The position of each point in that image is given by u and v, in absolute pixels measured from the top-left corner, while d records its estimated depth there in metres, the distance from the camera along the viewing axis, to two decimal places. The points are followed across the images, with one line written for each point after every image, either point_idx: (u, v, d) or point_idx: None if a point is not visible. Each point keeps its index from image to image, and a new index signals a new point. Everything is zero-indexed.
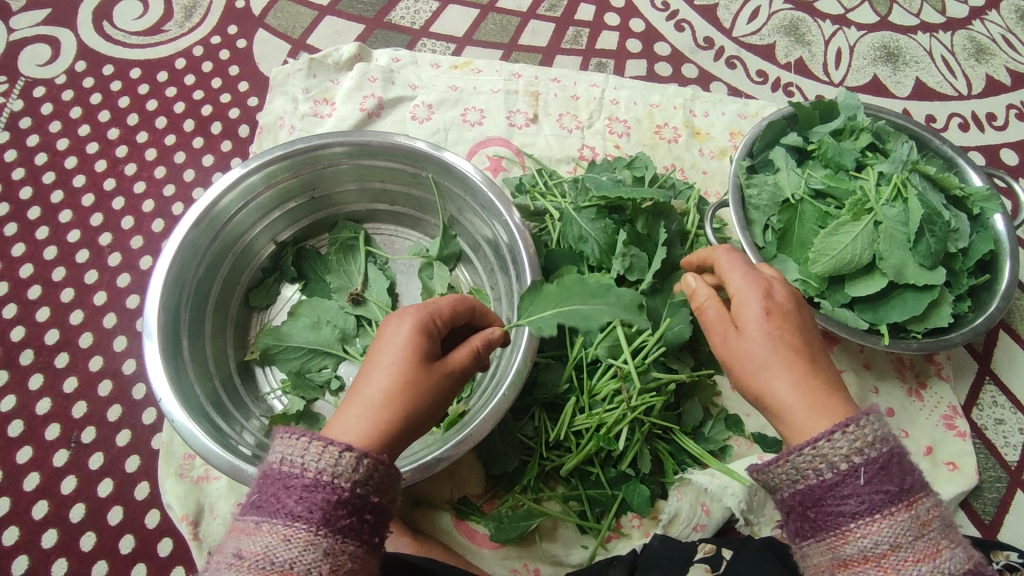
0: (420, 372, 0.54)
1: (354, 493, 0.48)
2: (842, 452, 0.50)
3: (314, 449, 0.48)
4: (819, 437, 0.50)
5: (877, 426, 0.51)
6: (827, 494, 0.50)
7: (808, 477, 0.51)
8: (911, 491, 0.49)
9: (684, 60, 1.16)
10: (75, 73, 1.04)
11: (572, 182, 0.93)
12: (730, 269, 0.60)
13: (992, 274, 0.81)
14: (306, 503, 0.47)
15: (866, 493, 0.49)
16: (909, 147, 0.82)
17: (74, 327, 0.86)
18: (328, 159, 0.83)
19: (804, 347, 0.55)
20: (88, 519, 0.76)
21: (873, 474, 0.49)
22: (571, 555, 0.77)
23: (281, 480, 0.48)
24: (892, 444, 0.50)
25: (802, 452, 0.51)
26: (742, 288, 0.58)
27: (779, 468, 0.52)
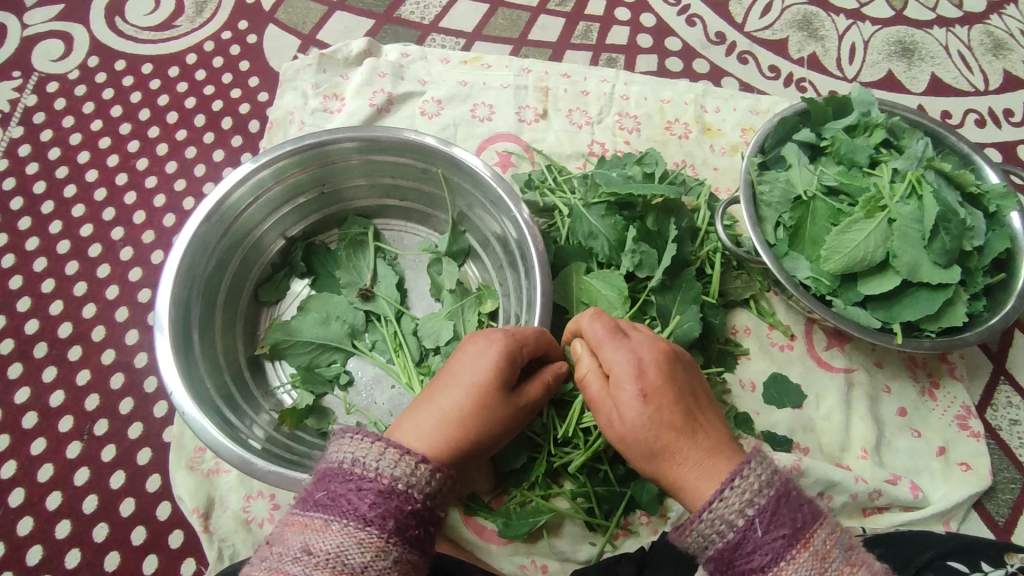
0: (495, 397, 0.60)
1: (422, 504, 0.53)
2: (735, 508, 0.53)
3: (389, 456, 0.53)
4: (711, 500, 0.53)
5: (761, 469, 0.54)
6: (737, 555, 0.52)
7: (714, 541, 0.53)
8: (806, 526, 0.52)
9: (695, 56, 1.15)
10: (87, 69, 1.04)
11: (582, 178, 0.93)
12: (600, 338, 0.61)
13: (1008, 273, 0.80)
14: (378, 509, 0.51)
15: (767, 541, 0.51)
16: (924, 143, 0.81)
17: (87, 321, 0.87)
18: (339, 154, 0.83)
19: (676, 411, 0.58)
20: (100, 510, 0.76)
21: (767, 521, 0.52)
22: (579, 552, 0.76)
23: (353, 482, 0.52)
24: (778, 486, 0.53)
25: (702, 519, 0.53)
26: (612, 361, 0.60)
27: (686, 538, 0.55)
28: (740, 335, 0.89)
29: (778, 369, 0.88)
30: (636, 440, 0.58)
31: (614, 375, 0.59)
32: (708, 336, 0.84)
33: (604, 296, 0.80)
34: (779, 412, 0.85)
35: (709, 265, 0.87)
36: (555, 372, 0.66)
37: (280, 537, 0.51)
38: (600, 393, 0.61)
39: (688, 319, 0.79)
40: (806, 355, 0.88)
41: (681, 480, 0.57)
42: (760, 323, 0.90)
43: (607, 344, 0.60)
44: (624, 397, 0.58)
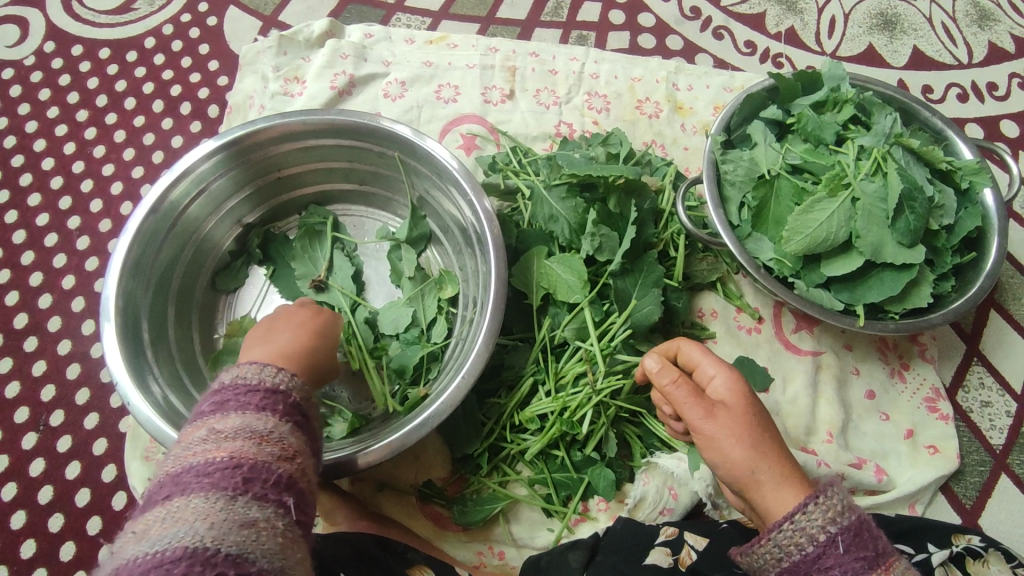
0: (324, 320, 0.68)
1: (301, 399, 0.55)
2: (818, 523, 0.53)
3: (269, 368, 0.55)
4: (795, 512, 0.54)
5: (844, 496, 0.54)
6: (812, 568, 0.52)
7: (791, 553, 0.53)
8: (886, 554, 0.52)
9: (669, 32, 1.11)
10: (43, 55, 1.02)
11: (545, 160, 0.89)
12: (698, 355, 0.64)
13: (978, 252, 0.77)
14: (266, 399, 0.52)
15: (847, 561, 0.51)
16: (892, 119, 0.78)
17: (42, 311, 0.86)
18: (274, 144, 0.81)
19: (764, 432, 0.59)
20: (55, 501, 0.76)
21: (849, 541, 0.52)
22: (536, 538, 0.76)
23: (237, 389, 0.52)
24: (859, 511, 0.54)
25: (782, 529, 0.54)
26: (712, 374, 0.62)
27: (762, 548, 0.55)
28: (706, 318, 0.87)
29: (744, 352, 0.86)
30: (742, 434, 0.58)
31: (714, 385, 0.62)
32: (670, 320, 0.83)
33: (563, 281, 0.76)
34: None
35: (673, 248, 0.86)
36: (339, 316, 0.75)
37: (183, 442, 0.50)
38: (689, 402, 0.60)
39: (647, 304, 0.78)
40: (774, 338, 0.87)
41: (769, 476, 0.57)
42: (727, 306, 0.88)
43: (712, 356, 0.63)
44: (722, 402, 0.60)
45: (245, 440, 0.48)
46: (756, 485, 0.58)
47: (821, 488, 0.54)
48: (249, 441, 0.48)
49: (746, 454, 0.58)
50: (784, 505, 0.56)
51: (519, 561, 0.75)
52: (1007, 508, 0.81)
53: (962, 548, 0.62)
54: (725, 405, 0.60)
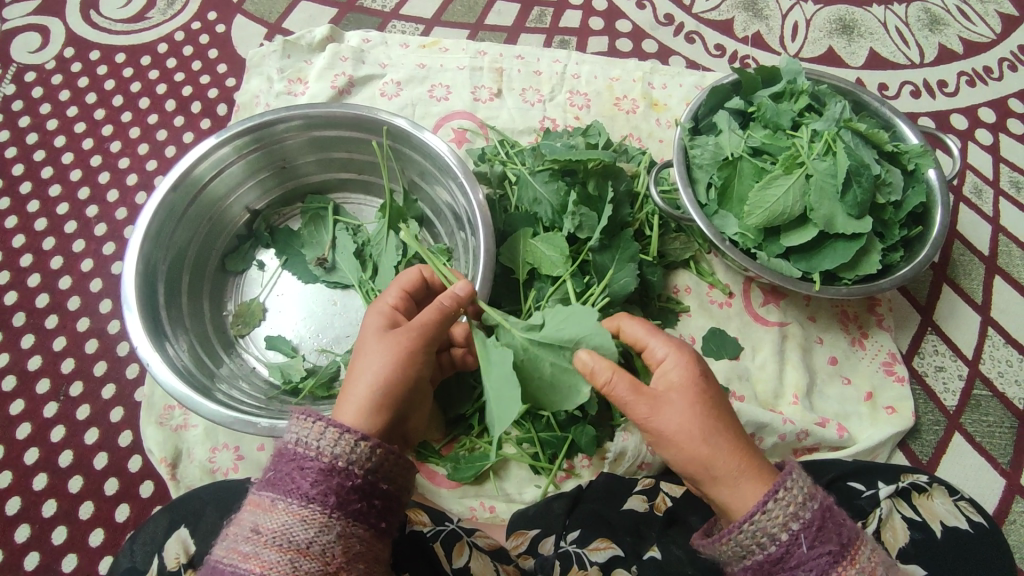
0: (406, 343, 0.63)
1: (363, 479, 0.57)
2: (778, 521, 0.57)
3: (328, 436, 0.58)
4: (754, 514, 0.58)
5: (802, 485, 0.58)
6: (778, 566, 0.57)
7: (754, 551, 0.58)
8: (849, 543, 0.56)
9: (644, 36, 1.20)
10: (63, 59, 1.10)
11: (531, 151, 0.97)
12: (644, 335, 0.66)
13: (925, 226, 0.85)
14: (319, 487, 0.56)
15: (810, 556, 0.56)
16: (842, 105, 0.86)
17: (62, 291, 0.92)
18: (283, 134, 0.88)
19: (717, 415, 0.61)
20: (75, 464, 0.82)
21: (812, 536, 0.56)
22: (524, 493, 0.82)
23: (295, 461, 0.57)
24: (820, 502, 0.58)
25: (744, 530, 0.58)
26: (663, 356, 0.64)
27: (723, 545, 0.60)
28: (681, 294, 0.94)
29: (716, 324, 0.93)
30: (692, 430, 0.60)
31: (665, 370, 0.63)
32: (647, 293, 0.90)
33: (547, 256, 0.83)
34: (716, 362, 0.90)
35: (648, 227, 0.93)
36: (450, 297, 0.65)
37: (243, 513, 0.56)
38: (632, 398, 0.61)
39: (624, 276, 0.85)
40: (743, 311, 0.94)
41: (723, 471, 0.60)
42: (700, 283, 0.95)
43: (661, 336, 0.65)
44: (670, 392, 0.62)
45: (285, 556, 0.52)
46: (710, 479, 0.61)
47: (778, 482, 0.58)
48: (288, 556, 0.52)
49: (696, 450, 0.60)
50: (739, 498, 0.60)
51: (508, 514, 0.81)
52: (961, 463, 0.88)
53: (908, 484, 0.66)
54: (672, 396, 0.61)
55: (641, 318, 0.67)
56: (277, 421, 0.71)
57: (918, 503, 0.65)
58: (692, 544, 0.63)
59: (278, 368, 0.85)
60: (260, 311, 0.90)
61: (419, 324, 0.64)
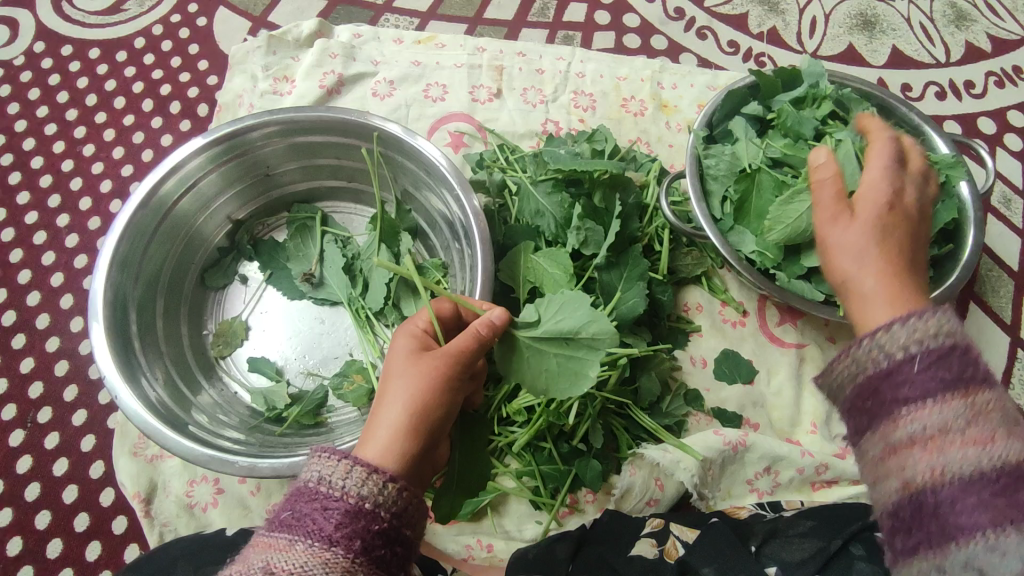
0: (438, 372, 0.55)
1: (389, 524, 0.50)
2: (900, 341, 0.53)
3: (356, 475, 0.50)
4: (880, 331, 0.54)
5: (944, 321, 0.53)
6: (884, 382, 0.53)
7: (868, 367, 0.54)
8: (970, 381, 0.50)
9: (653, 32, 1.13)
10: (33, 55, 1.03)
11: (533, 156, 0.89)
12: (880, 173, 0.69)
13: (955, 244, 0.79)
14: (345, 530, 0.47)
15: (920, 376, 0.51)
16: (869, 113, 0.79)
17: (31, 309, 0.87)
18: (262, 141, 0.82)
19: (898, 256, 0.65)
20: (42, 498, 0.77)
21: (929, 360, 0.51)
22: (524, 530, 0.77)
23: (317, 500, 0.49)
24: (962, 341, 0.52)
25: (861, 343, 0.55)
26: (880, 177, 0.68)
27: (842, 364, 0.56)
28: (692, 312, 0.89)
29: (729, 345, 0.87)
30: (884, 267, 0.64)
31: (880, 181, 0.68)
32: (656, 313, 0.84)
33: (550, 275, 0.77)
34: (729, 388, 0.84)
35: (658, 242, 0.87)
36: (485, 322, 0.57)
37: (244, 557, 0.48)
38: (830, 202, 0.69)
39: (633, 297, 0.78)
40: (758, 331, 0.88)
41: (865, 291, 0.64)
42: (712, 300, 0.89)
43: (887, 170, 0.69)
44: (874, 197, 0.67)
45: None
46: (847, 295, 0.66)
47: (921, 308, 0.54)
48: None
49: (879, 268, 0.64)
50: (871, 314, 0.63)
51: (507, 554, 0.75)
52: None
53: None
54: (853, 214, 0.68)
55: (892, 146, 0.71)
56: (258, 459, 0.66)
57: None
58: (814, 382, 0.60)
59: (261, 395, 0.79)
60: (242, 330, 0.84)
61: (451, 351, 0.56)
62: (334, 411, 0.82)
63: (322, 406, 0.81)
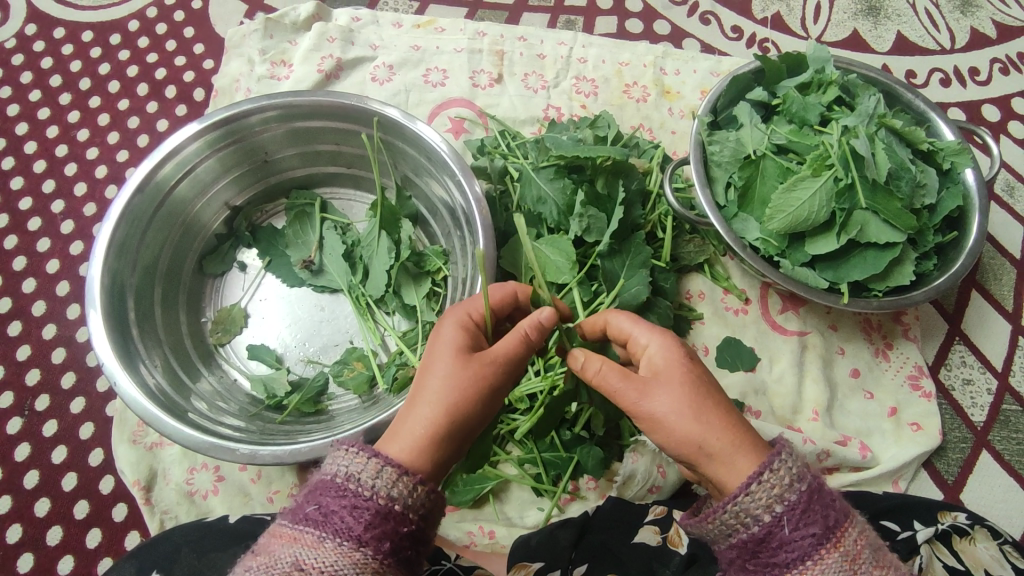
0: (484, 375, 0.54)
1: (417, 525, 0.50)
2: (762, 503, 0.50)
3: (385, 475, 0.49)
4: (737, 493, 0.51)
5: (791, 466, 0.51)
6: (762, 547, 0.50)
7: (738, 530, 0.51)
8: (838, 525, 0.50)
9: (656, 17, 1.11)
10: (24, 38, 1.01)
11: (535, 142, 0.88)
12: (628, 326, 0.59)
13: (960, 231, 0.78)
14: (374, 531, 0.48)
15: (794, 539, 0.49)
16: (876, 99, 0.78)
17: (27, 296, 0.86)
18: (259, 126, 0.80)
19: (707, 390, 0.54)
20: (41, 485, 0.77)
21: (796, 520, 0.49)
22: (526, 517, 0.77)
23: (344, 498, 0.49)
24: (811, 480, 0.51)
25: (725, 510, 0.51)
26: (646, 343, 0.57)
27: (710, 524, 0.53)
28: (694, 300, 0.88)
29: (732, 333, 0.87)
30: (686, 409, 0.53)
31: (650, 356, 0.57)
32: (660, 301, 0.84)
33: (552, 261, 0.76)
34: (731, 375, 0.84)
35: (661, 229, 0.86)
36: (535, 322, 0.56)
37: (265, 548, 0.48)
38: (620, 385, 0.55)
39: (635, 284, 0.77)
40: (760, 319, 0.87)
41: (716, 449, 0.52)
42: (714, 288, 0.89)
43: (643, 324, 0.58)
44: (658, 374, 0.55)
45: None
46: (705, 458, 0.53)
47: (768, 458, 0.51)
48: None
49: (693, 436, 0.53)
50: (733, 475, 0.52)
51: (509, 540, 0.75)
52: (988, 483, 0.82)
53: (948, 526, 0.63)
54: (660, 378, 0.55)
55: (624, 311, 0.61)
56: (258, 446, 0.65)
57: (960, 550, 0.61)
58: (679, 523, 0.57)
59: (261, 382, 0.79)
60: (241, 317, 0.83)
61: (499, 354, 0.55)
62: (335, 398, 0.81)
63: (322, 394, 0.80)
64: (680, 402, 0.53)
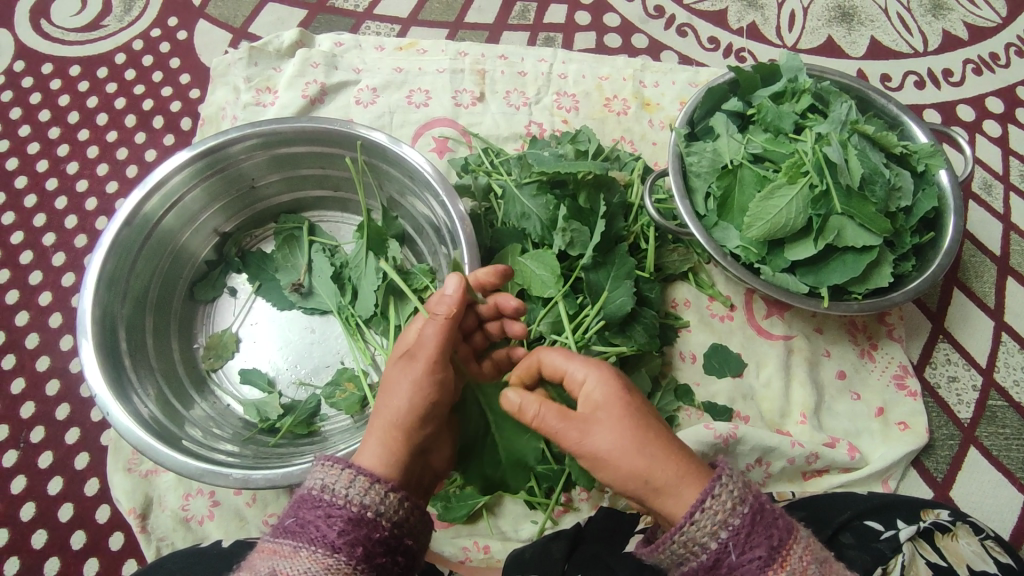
0: (421, 370, 0.55)
1: (390, 532, 0.51)
2: (707, 531, 0.50)
3: (359, 483, 0.51)
4: (683, 523, 0.50)
5: (732, 489, 0.50)
6: (712, 574, 0.50)
7: (689, 557, 0.51)
8: (781, 545, 0.50)
9: (634, 31, 1.14)
10: (13, 74, 1.03)
11: (517, 159, 0.89)
12: (561, 362, 0.59)
13: (937, 232, 0.80)
14: (348, 537, 0.49)
15: (741, 564, 0.49)
16: (848, 106, 0.80)
17: (20, 329, 0.87)
18: (244, 154, 0.82)
19: (648, 421, 0.53)
20: (37, 517, 0.78)
21: (741, 543, 0.49)
22: (520, 531, 0.77)
23: (320, 508, 0.50)
24: (753, 501, 0.51)
25: (673, 540, 0.51)
26: (582, 377, 0.56)
27: (662, 553, 0.53)
28: (680, 308, 0.89)
29: (718, 339, 0.88)
30: (623, 443, 0.52)
31: (588, 389, 0.56)
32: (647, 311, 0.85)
33: (538, 276, 0.77)
34: (719, 381, 0.85)
35: (644, 240, 0.88)
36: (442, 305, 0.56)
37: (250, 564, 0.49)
38: (560, 425, 0.54)
39: (620, 295, 0.78)
40: (746, 324, 0.89)
41: (665, 483, 0.51)
42: (699, 295, 0.90)
43: (577, 358, 0.58)
44: (598, 406, 0.54)
45: None
46: (652, 492, 0.52)
47: (709, 484, 0.51)
48: None
49: (634, 469, 0.51)
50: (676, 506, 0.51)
51: (504, 554, 0.76)
52: (976, 479, 0.83)
53: (930, 524, 0.63)
54: (602, 412, 0.54)
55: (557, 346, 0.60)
56: (251, 471, 0.66)
57: (943, 546, 0.62)
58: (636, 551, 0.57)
59: (253, 406, 0.80)
60: (233, 342, 0.84)
61: (425, 346, 0.55)
62: (328, 419, 0.82)
63: (315, 415, 0.81)
64: (619, 439, 0.52)
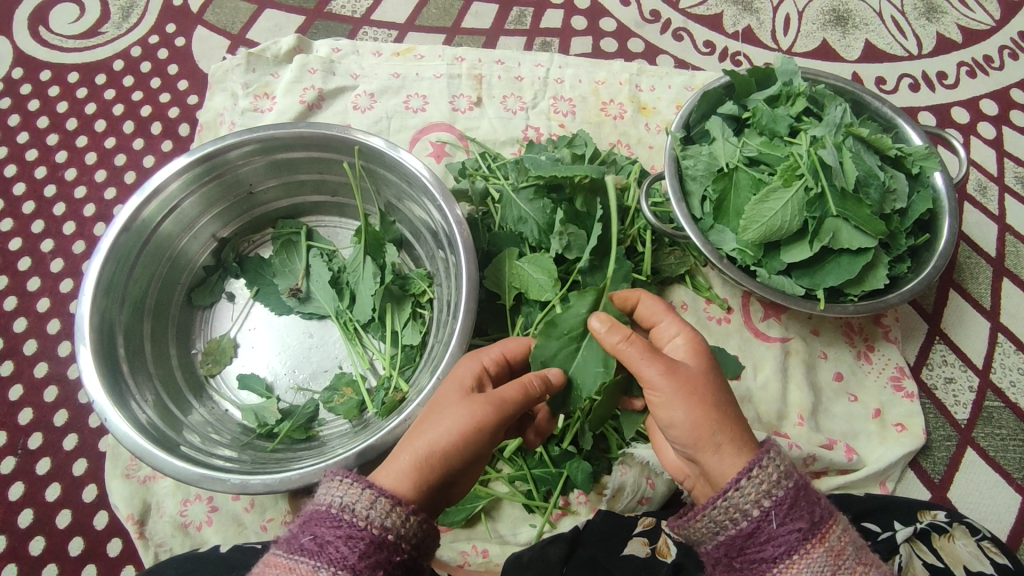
0: (478, 413, 0.55)
1: (408, 555, 0.51)
2: (751, 498, 0.52)
3: (380, 505, 0.50)
4: (729, 488, 0.52)
5: (779, 464, 0.53)
6: (749, 543, 0.52)
7: (727, 527, 0.53)
8: (822, 521, 0.52)
9: (630, 35, 1.14)
10: (11, 81, 1.03)
11: (514, 163, 0.90)
12: (658, 314, 0.64)
13: (931, 233, 0.80)
14: (368, 560, 0.49)
15: (781, 534, 0.51)
16: (842, 109, 0.80)
17: (18, 335, 0.87)
18: (242, 159, 0.82)
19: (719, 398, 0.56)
20: (35, 524, 0.78)
21: (783, 514, 0.51)
22: (518, 534, 0.77)
23: (339, 529, 0.50)
24: (797, 478, 0.53)
25: (716, 505, 0.53)
26: (673, 333, 0.62)
27: (698, 522, 0.54)
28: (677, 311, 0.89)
29: (716, 342, 0.88)
30: (697, 394, 0.55)
31: (674, 345, 0.61)
32: None
33: (534, 280, 0.77)
34: None
35: (640, 243, 0.88)
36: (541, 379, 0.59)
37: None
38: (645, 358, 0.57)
39: None
40: (743, 327, 0.89)
41: (717, 441, 0.55)
42: (696, 298, 0.90)
43: (673, 315, 0.63)
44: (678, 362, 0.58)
45: None
46: (703, 448, 0.55)
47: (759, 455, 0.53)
48: None
49: (698, 417, 0.55)
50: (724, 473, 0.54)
51: (502, 558, 0.75)
52: (974, 480, 0.83)
53: (927, 525, 0.64)
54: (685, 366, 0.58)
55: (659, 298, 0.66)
56: (249, 476, 0.66)
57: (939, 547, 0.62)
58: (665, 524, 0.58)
59: (251, 411, 0.80)
60: (231, 347, 0.84)
61: (499, 396, 0.56)
62: (325, 424, 0.82)
63: (313, 420, 0.81)
64: (693, 408, 0.55)
